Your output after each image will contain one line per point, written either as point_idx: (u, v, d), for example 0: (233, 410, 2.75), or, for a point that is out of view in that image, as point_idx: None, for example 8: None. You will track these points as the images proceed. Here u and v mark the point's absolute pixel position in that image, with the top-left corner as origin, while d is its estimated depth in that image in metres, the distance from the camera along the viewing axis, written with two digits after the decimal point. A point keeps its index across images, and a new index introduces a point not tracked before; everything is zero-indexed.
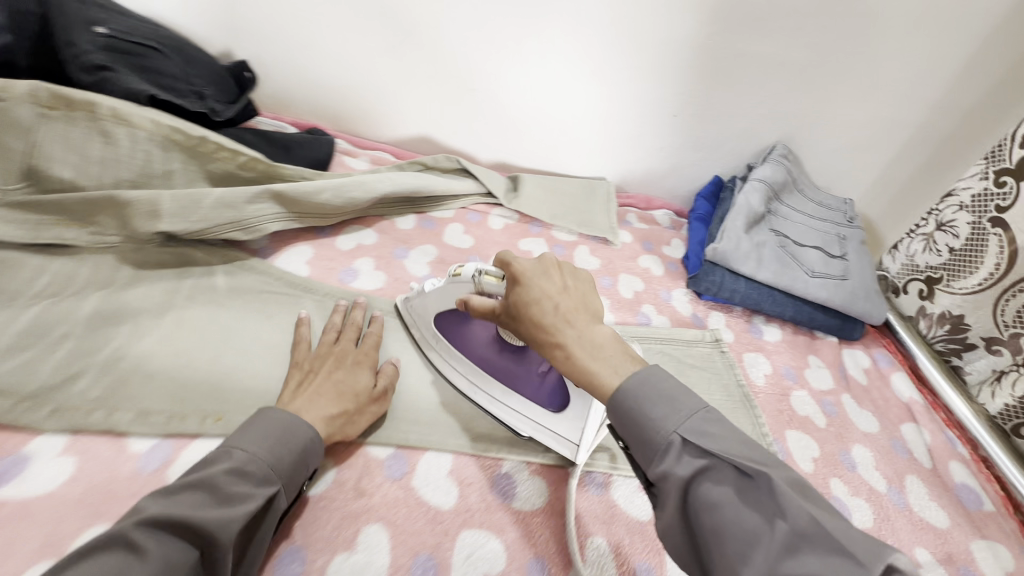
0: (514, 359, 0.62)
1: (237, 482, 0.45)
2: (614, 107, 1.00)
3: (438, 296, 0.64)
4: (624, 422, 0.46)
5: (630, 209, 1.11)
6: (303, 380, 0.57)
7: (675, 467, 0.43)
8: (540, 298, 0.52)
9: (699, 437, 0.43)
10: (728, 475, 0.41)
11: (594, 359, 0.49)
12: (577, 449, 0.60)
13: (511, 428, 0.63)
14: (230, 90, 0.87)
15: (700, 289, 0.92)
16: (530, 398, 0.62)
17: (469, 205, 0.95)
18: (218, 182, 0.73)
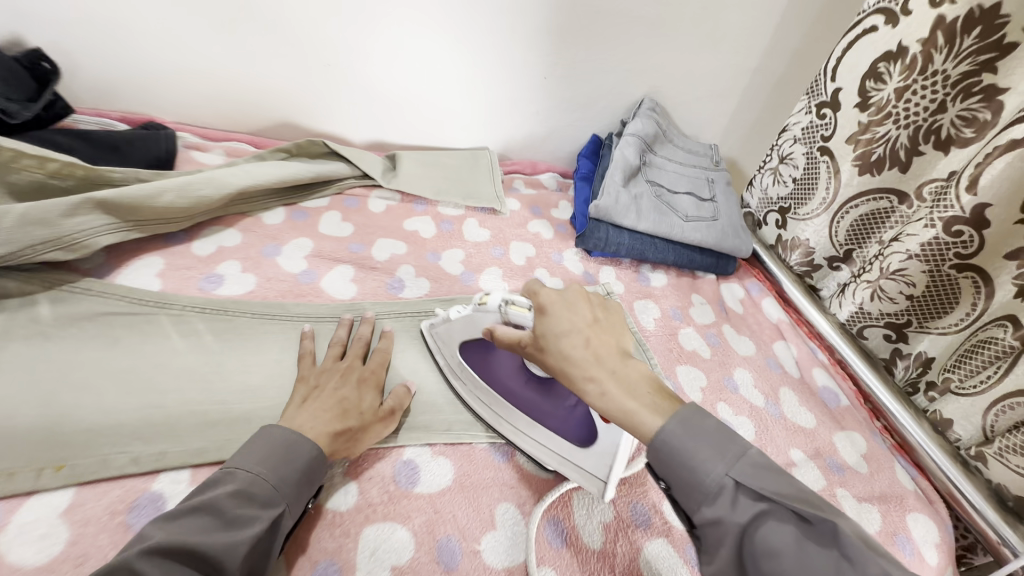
0: (541, 391, 0.62)
1: (241, 505, 0.44)
2: (485, 73, 0.98)
3: (464, 325, 0.65)
4: (667, 461, 0.43)
5: (516, 176, 1.11)
6: (309, 395, 0.57)
7: (730, 512, 0.40)
8: (571, 331, 0.51)
9: (753, 480, 0.41)
10: (788, 518, 0.39)
11: (629, 395, 0.46)
12: (605, 486, 0.57)
13: (536, 462, 0.62)
14: (29, 87, 0.75)
15: (588, 247, 0.95)
16: (557, 430, 0.61)
17: (346, 189, 0.89)
18: (24, 196, 0.62)
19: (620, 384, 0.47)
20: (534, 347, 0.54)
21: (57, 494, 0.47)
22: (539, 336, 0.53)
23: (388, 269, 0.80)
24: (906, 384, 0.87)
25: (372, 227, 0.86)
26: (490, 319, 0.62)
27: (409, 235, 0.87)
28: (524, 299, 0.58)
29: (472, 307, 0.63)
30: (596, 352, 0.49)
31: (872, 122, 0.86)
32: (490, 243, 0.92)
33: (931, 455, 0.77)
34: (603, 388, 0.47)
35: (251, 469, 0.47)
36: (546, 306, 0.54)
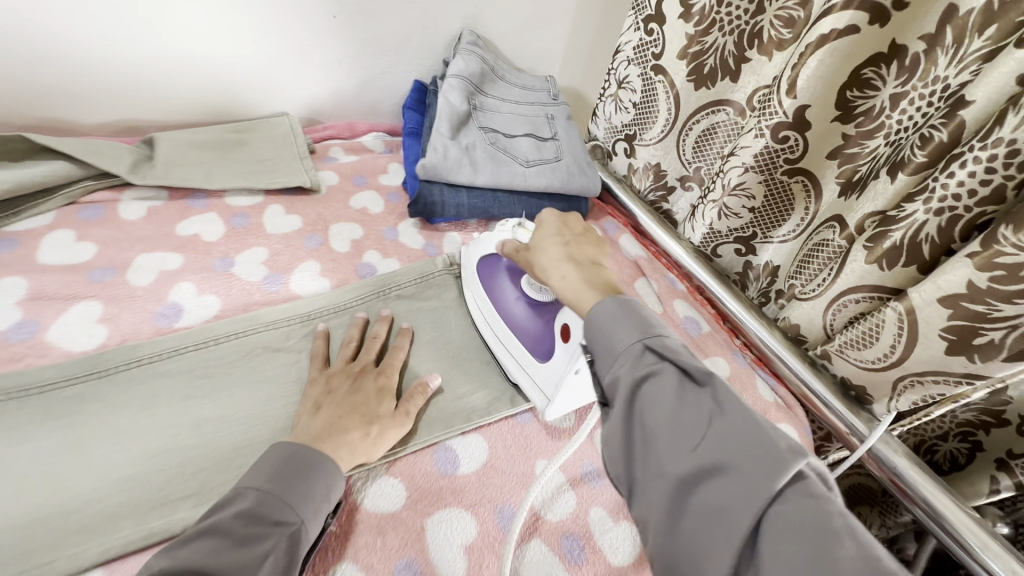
0: (531, 307, 0.65)
1: (251, 524, 0.41)
2: (251, 19, 0.77)
3: (484, 241, 0.70)
4: (593, 337, 0.46)
5: (333, 142, 0.93)
6: (320, 400, 0.54)
7: (626, 371, 0.42)
8: (548, 233, 0.59)
9: (661, 345, 0.43)
10: (678, 378, 0.41)
11: (582, 283, 0.51)
12: (547, 403, 0.60)
13: (511, 377, 0.65)
14: None
15: (425, 215, 0.82)
16: (519, 315, 0.65)
17: (82, 197, 0.67)
18: None
19: (580, 270, 0.53)
20: (528, 253, 0.61)
21: None
22: (531, 252, 0.59)
23: (154, 294, 0.61)
24: (759, 295, 0.88)
25: (126, 243, 0.64)
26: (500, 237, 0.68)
27: (185, 241, 0.68)
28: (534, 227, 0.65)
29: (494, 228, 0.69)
30: (570, 249, 0.56)
31: (699, 32, 0.80)
32: (303, 232, 0.75)
33: (787, 363, 0.78)
34: (563, 274, 0.53)
35: (260, 484, 0.44)
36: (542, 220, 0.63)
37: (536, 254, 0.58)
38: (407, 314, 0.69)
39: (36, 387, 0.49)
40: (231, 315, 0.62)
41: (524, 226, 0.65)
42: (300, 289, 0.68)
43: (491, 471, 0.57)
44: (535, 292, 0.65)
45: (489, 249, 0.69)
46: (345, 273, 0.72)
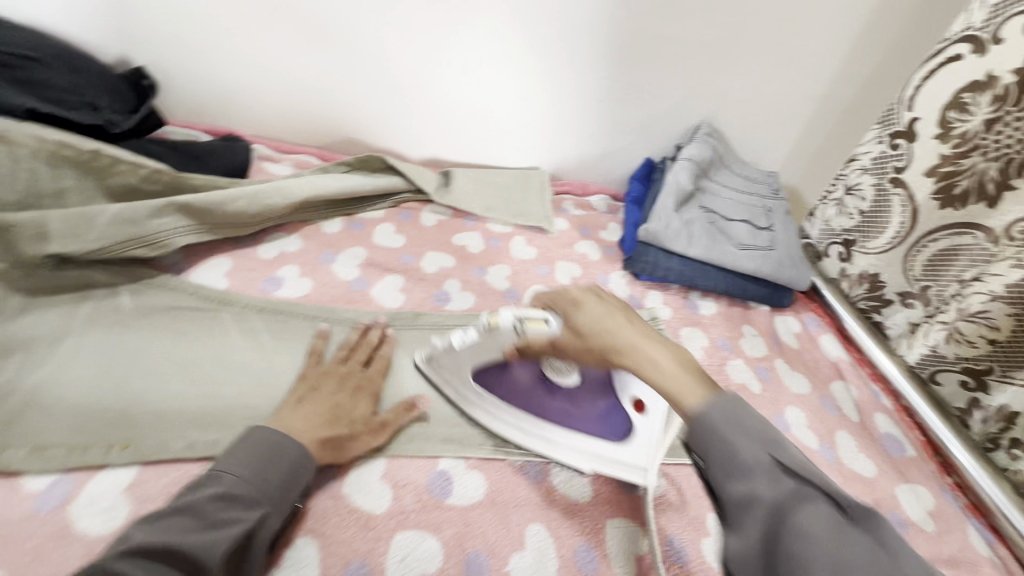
0: (570, 400, 0.63)
1: (225, 508, 0.44)
2: (539, 95, 0.98)
3: (473, 351, 0.59)
4: (705, 440, 0.42)
5: (567, 197, 1.10)
6: (303, 395, 0.57)
7: (764, 490, 0.39)
8: (605, 317, 0.53)
9: (792, 460, 0.40)
10: (818, 497, 0.38)
11: (681, 372, 0.47)
12: (646, 472, 0.58)
13: (565, 463, 0.61)
14: (130, 102, 0.81)
15: (636, 270, 0.93)
16: (588, 431, 0.61)
17: (400, 203, 0.92)
18: (120, 198, 0.70)
19: (671, 352, 0.49)
20: (575, 335, 0.54)
21: (118, 470, 0.51)
22: (579, 329, 0.53)
23: (435, 280, 0.81)
24: (984, 439, 0.79)
25: (423, 241, 0.87)
26: (506, 338, 0.58)
27: (457, 249, 0.88)
28: (541, 314, 0.56)
29: (482, 330, 0.58)
30: (636, 327, 0.52)
31: (956, 154, 0.79)
32: (536, 261, 0.91)
33: (1013, 520, 0.70)
34: (654, 356, 0.49)
35: (240, 472, 0.47)
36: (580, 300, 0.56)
37: (591, 322, 0.53)
38: None
39: (364, 323, 0.71)
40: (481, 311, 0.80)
41: (546, 319, 0.56)
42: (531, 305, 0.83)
43: (669, 502, 0.61)
44: (561, 378, 0.63)
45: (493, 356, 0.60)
46: None
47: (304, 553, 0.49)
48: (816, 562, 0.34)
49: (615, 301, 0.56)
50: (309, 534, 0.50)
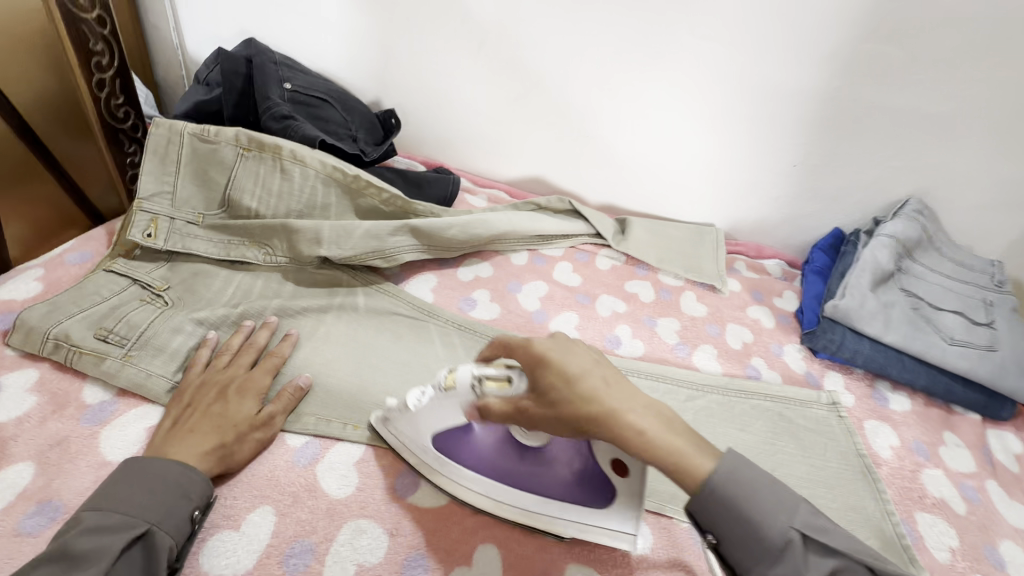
0: (541, 462, 0.54)
1: (95, 541, 0.42)
2: (729, 154, 0.97)
3: (433, 413, 0.54)
4: (727, 517, 0.44)
5: (739, 257, 1.06)
6: (178, 415, 0.54)
7: (803, 567, 0.42)
8: (586, 374, 0.46)
9: (814, 529, 0.43)
10: (857, 568, 0.42)
11: (675, 433, 0.45)
12: (635, 539, 0.53)
13: (549, 531, 0.55)
14: (378, 135, 0.97)
15: (816, 346, 0.88)
16: (568, 501, 0.53)
17: (578, 244, 0.97)
18: (363, 215, 0.82)
19: (655, 421, 0.45)
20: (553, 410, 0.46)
21: (352, 446, 0.59)
22: (561, 403, 0.45)
23: (608, 323, 0.85)
24: None
25: (597, 283, 0.92)
26: (464, 397, 0.52)
27: (629, 296, 0.91)
28: (505, 370, 0.50)
29: (443, 391, 0.52)
30: (616, 390, 0.46)
31: None
32: (706, 320, 0.90)
33: None
34: (642, 420, 0.44)
35: (108, 505, 0.44)
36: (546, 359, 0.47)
37: (588, 392, 0.45)
38: (780, 427, 0.76)
39: None
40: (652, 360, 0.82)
41: (509, 377, 0.50)
42: (699, 364, 0.83)
43: None
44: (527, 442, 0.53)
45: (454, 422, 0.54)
46: (734, 366, 0.84)
47: (488, 558, 0.53)
48: None
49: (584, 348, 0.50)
50: (491, 541, 0.54)
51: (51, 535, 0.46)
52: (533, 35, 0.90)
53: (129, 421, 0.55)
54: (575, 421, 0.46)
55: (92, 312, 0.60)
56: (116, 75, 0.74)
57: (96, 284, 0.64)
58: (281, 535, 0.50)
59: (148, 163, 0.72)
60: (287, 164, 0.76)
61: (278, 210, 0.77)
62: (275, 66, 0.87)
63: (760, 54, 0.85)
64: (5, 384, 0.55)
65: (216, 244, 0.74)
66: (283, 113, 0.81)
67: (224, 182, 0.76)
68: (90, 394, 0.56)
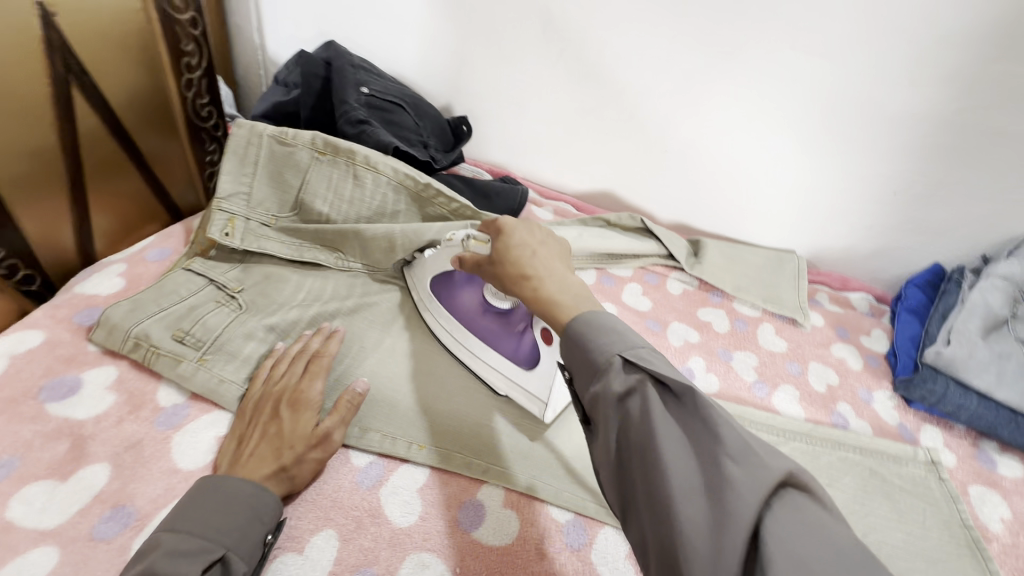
0: (501, 321, 0.64)
1: (176, 564, 0.41)
2: (820, 178, 0.90)
3: (433, 262, 0.67)
4: (572, 343, 0.43)
5: (821, 288, 0.99)
6: (242, 434, 0.53)
7: (613, 386, 0.40)
8: (522, 244, 0.52)
9: (645, 361, 0.40)
10: (655, 390, 0.39)
11: (561, 292, 0.47)
12: (544, 408, 0.61)
13: (486, 383, 0.64)
14: (449, 141, 0.96)
15: (911, 396, 0.80)
16: (507, 357, 0.63)
17: (648, 265, 0.93)
18: (430, 224, 0.80)
19: (546, 278, 0.49)
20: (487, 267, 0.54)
21: (417, 471, 0.56)
22: (497, 253, 0.53)
23: (679, 354, 0.81)
24: None
25: (668, 308, 0.87)
26: (454, 251, 0.62)
27: (702, 324, 0.86)
28: (484, 236, 0.58)
29: (441, 244, 0.64)
30: (541, 256, 0.51)
31: None
32: (786, 356, 0.84)
33: None
34: (547, 276, 0.49)
35: (185, 529, 0.44)
36: (503, 229, 0.54)
37: (508, 247, 0.52)
38: (873, 485, 0.69)
39: None
40: (728, 398, 0.76)
41: (488, 241, 0.58)
42: (780, 407, 0.77)
43: None
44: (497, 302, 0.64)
45: (443, 265, 0.66)
46: (817, 411, 0.77)
47: None
48: (651, 455, 0.37)
49: (553, 242, 0.54)
50: None
51: (123, 543, 0.45)
52: (614, 44, 0.86)
53: (200, 427, 0.54)
54: (500, 275, 0.52)
55: (170, 312, 0.61)
56: (203, 76, 0.76)
57: (174, 283, 0.64)
58: (343, 563, 0.48)
59: (227, 163, 0.72)
60: (360, 170, 0.75)
61: (348, 216, 0.76)
62: (354, 69, 0.86)
63: (868, 71, 0.77)
64: (85, 380, 0.55)
65: (288, 247, 0.74)
66: (359, 117, 0.80)
67: (298, 185, 0.75)
68: (165, 396, 0.56)
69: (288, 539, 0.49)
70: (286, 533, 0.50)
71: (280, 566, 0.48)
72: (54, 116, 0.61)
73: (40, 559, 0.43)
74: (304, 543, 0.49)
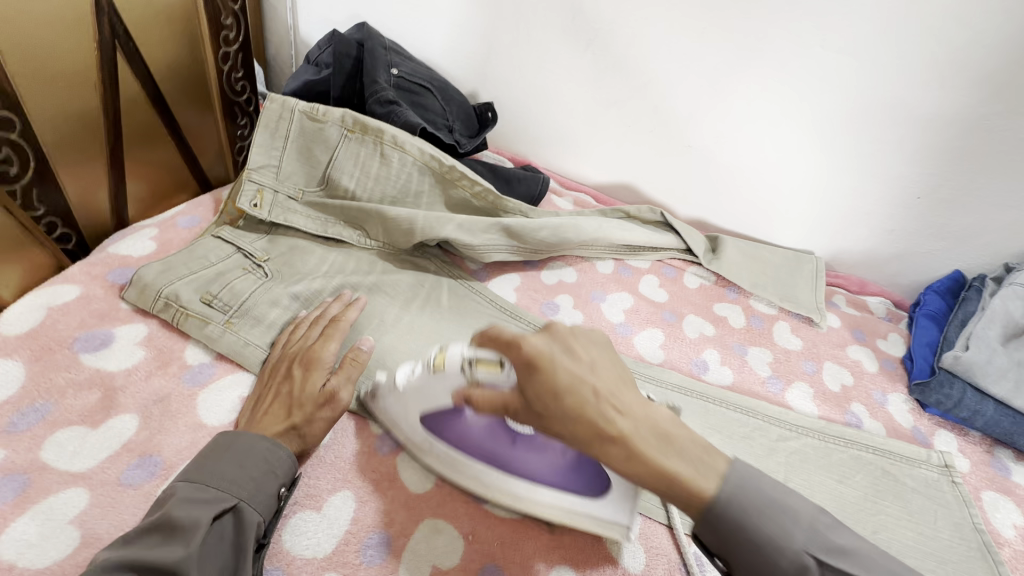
0: (535, 449, 0.53)
1: (188, 509, 0.42)
2: (844, 180, 0.90)
3: (418, 394, 0.53)
4: (693, 500, 0.41)
5: (838, 290, 0.98)
6: (259, 393, 0.55)
7: (748, 527, 0.41)
8: (577, 382, 0.43)
9: (764, 494, 0.42)
10: (787, 524, 0.41)
11: (667, 454, 0.42)
12: (628, 529, 0.51)
13: (536, 518, 0.52)
14: (473, 127, 0.97)
15: (926, 400, 0.79)
16: (554, 485, 0.52)
17: (666, 258, 0.93)
18: (453, 206, 0.81)
19: (637, 438, 0.42)
20: (531, 405, 0.45)
21: None
22: (540, 411, 0.44)
23: (694, 346, 0.81)
24: None
25: (684, 301, 0.87)
26: (453, 380, 0.51)
27: (718, 319, 0.86)
28: (494, 360, 0.49)
29: (426, 374, 0.52)
30: (606, 383, 0.44)
31: None
32: (801, 355, 0.84)
33: None
34: (635, 431, 0.42)
35: (200, 478, 0.45)
36: (539, 362, 0.44)
37: (554, 384, 0.43)
38: (885, 485, 0.68)
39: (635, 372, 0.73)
40: (741, 391, 0.77)
41: (500, 363, 0.49)
42: (793, 403, 0.77)
43: None
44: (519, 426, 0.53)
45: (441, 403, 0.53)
46: (831, 411, 0.77)
47: None
48: None
49: (595, 350, 0.46)
50: (569, 563, 0.50)
51: (149, 490, 0.46)
52: (644, 38, 0.86)
53: (224, 386, 0.56)
54: (574, 435, 0.43)
55: (199, 275, 0.63)
56: (239, 50, 0.79)
57: (204, 249, 0.67)
58: (360, 523, 0.49)
59: (259, 136, 0.74)
60: (387, 148, 0.76)
61: (373, 193, 0.77)
62: (385, 51, 0.88)
63: (899, 73, 0.77)
64: (117, 335, 0.57)
65: (313, 221, 0.75)
66: (388, 98, 0.82)
67: (326, 160, 0.76)
68: (192, 355, 0.57)
69: (306, 496, 0.50)
70: (305, 490, 0.51)
71: (297, 521, 0.49)
72: (101, 80, 0.62)
73: (71, 499, 0.44)
74: (321, 501, 0.50)
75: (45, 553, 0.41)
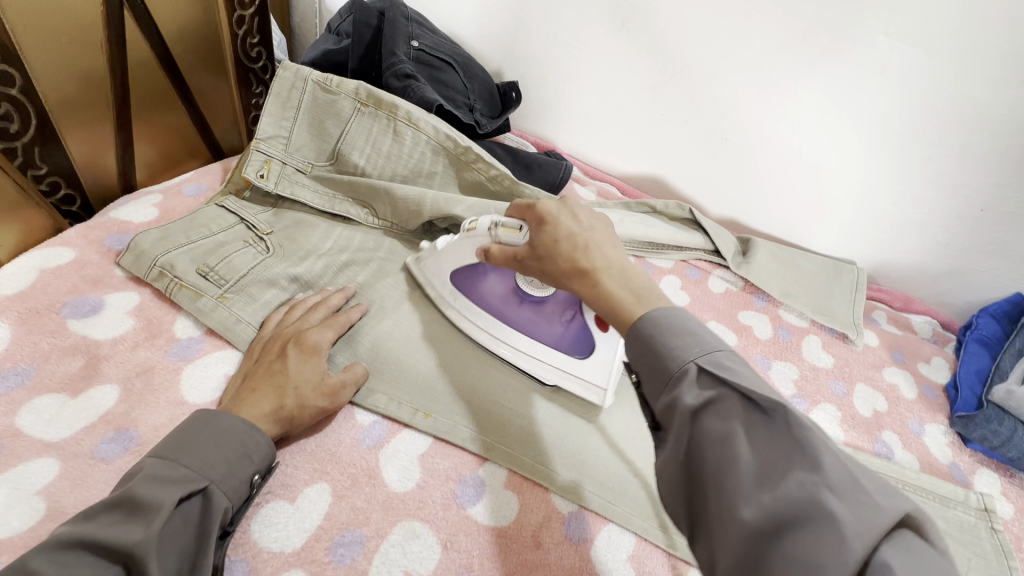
0: (536, 311, 0.61)
1: (155, 489, 0.39)
2: (895, 186, 0.81)
3: (452, 251, 0.62)
4: (641, 351, 0.40)
5: (879, 305, 0.90)
6: (247, 371, 0.52)
7: (683, 396, 0.37)
8: (572, 234, 0.47)
9: (720, 367, 0.36)
10: (736, 403, 0.35)
11: (627, 289, 0.43)
12: (605, 394, 0.58)
13: (533, 376, 0.60)
14: (495, 107, 0.92)
15: (969, 434, 0.72)
16: (553, 348, 0.60)
17: (691, 259, 0.87)
18: (467, 190, 0.77)
19: (607, 278, 0.44)
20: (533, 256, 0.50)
21: (419, 437, 0.55)
22: (543, 244, 0.48)
23: None
24: None
25: (707, 306, 0.82)
26: (479, 241, 0.58)
27: (742, 328, 0.80)
28: (518, 223, 0.55)
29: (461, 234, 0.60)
30: (598, 241, 0.47)
31: None
32: (831, 374, 0.77)
33: None
34: (597, 279, 0.44)
35: (171, 456, 0.42)
36: (545, 214, 0.49)
37: (558, 235, 0.47)
38: None
39: None
40: None
41: (520, 227, 0.54)
42: (817, 425, 0.71)
43: None
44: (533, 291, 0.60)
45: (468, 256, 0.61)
46: (860, 438, 0.71)
47: None
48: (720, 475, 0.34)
49: (598, 224, 0.49)
50: None
51: (121, 465, 0.45)
52: (684, 19, 0.79)
53: (210, 363, 0.54)
54: (555, 271, 0.47)
55: (199, 244, 0.61)
56: (256, 14, 0.77)
57: (206, 217, 0.64)
58: (334, 519, 0.47)
59: (270, 104, 0.71)
60: (400, 125, 0.72)
61: (384, 171, 0.74)
62: (406, 21, 0.84)
63: (976, 68, 0.68)
64: (108, 302, 0.55)
65: (320, 196, 0.73)
66: (406, 71, 0.78)
67: (337, 135, 0.73)
68: (181, 328, 0.56)
69: (281, 487, 0.48)
70: (280, 480, 0.49)
71: (269, 512, 0.47)
72: (106, 42, 0.60)
73: (41, 469, 0.43)
74: (295, 493, 0.48)
75: (7, 523, 0.40)
